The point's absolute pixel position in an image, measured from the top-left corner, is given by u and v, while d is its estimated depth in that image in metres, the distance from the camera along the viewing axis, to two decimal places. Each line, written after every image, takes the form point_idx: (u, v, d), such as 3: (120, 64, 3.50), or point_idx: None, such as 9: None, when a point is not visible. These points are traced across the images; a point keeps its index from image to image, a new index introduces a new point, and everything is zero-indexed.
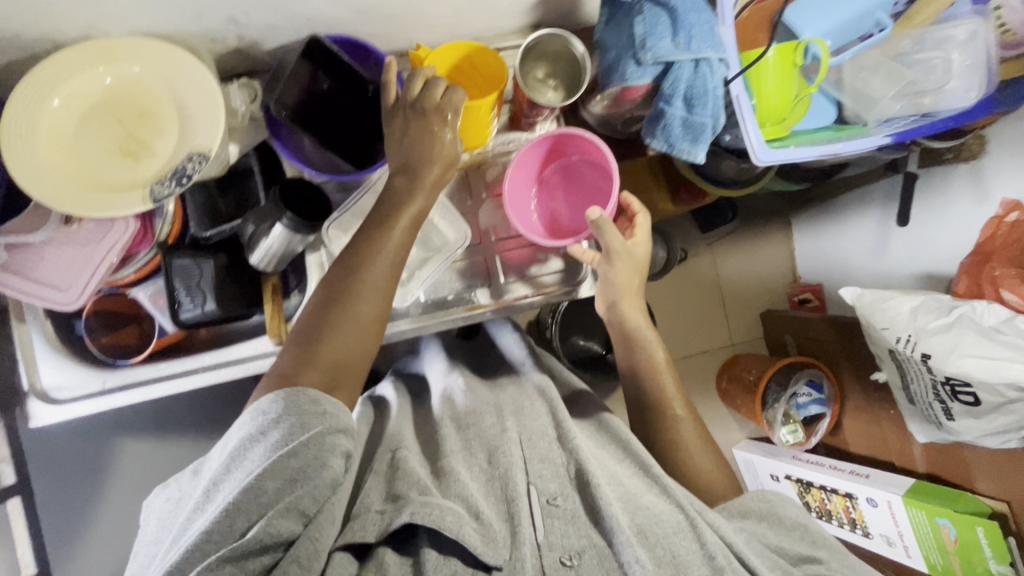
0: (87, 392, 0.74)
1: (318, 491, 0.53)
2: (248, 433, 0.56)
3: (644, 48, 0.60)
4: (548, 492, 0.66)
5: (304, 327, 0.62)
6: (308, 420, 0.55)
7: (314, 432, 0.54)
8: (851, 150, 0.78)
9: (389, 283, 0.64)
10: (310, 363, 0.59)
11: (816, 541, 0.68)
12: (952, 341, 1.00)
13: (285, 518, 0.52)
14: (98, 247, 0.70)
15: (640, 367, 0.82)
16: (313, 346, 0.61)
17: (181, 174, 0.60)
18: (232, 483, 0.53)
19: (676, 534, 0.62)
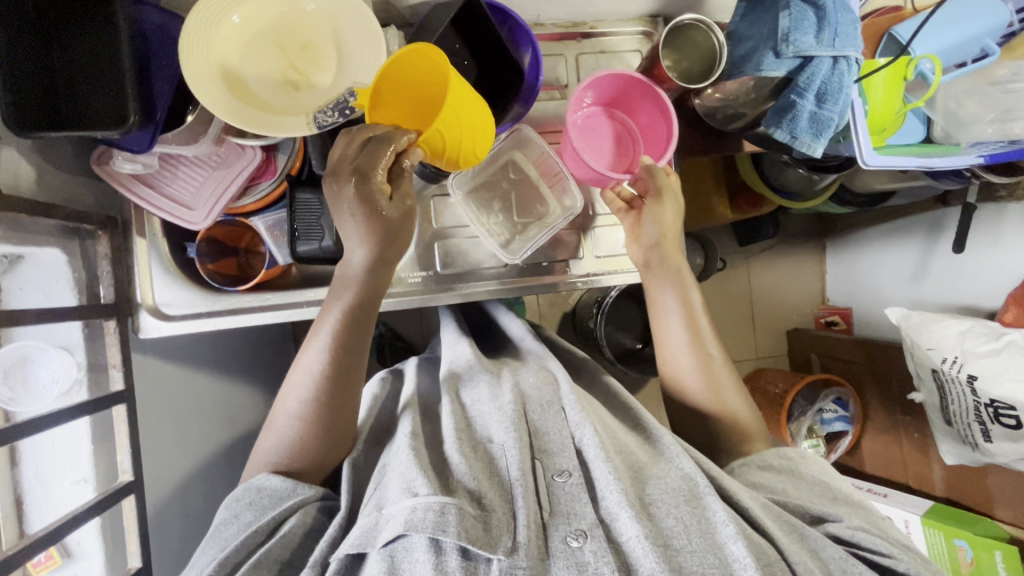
0: (196, 312, 0.77)
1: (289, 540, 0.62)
2: (226, 519, 0.65)
3: (787, 41, 0.64)
4: (557, 469, 0.67)
5: (286, 427, 0.69)
6: (277, 499, 0.65)
7: (284, 506, 0.65)
8: (947, 165, 0.83)
9: (336, 369, 0.69)
10: (296, 457, 0.69)
11: (830, 494, 0.70)
12: (1001, 365, 1.05)
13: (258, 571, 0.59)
14: (229, 171, 0.72)
15: (670, 300, 0.82)
16: (291, 441, 0.69)
17: (344, 106, 0.63)
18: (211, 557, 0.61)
19: (686, 503, 0.62)
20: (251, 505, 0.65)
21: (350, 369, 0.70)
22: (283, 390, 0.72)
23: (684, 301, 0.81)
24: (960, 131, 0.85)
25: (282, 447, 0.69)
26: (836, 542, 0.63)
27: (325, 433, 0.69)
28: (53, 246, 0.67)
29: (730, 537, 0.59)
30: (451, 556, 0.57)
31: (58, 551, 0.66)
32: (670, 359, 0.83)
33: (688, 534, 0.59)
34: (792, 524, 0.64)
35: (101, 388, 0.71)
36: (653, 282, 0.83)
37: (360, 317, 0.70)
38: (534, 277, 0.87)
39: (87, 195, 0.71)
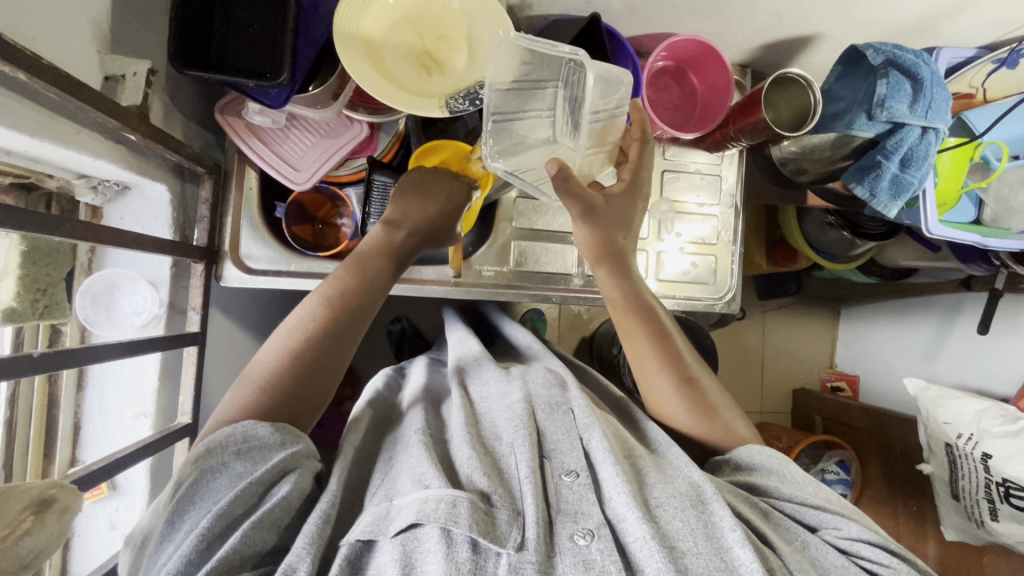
0: (275, 268, 0.78)
1: (290, 502, 0.52)
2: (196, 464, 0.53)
3: (881, 106, 0.70)
4: (567, 467, 0.65)
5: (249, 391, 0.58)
6: (268, 450, 0.54)
7: (276, 460, 0.54)
8: (1002, 247, 0.88)
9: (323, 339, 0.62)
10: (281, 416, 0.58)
11: (828, 497, 0.66)
12: (1015, 447, 1.08)
13: (262, 530, 0.50)
14: (334, 141, 0.75)
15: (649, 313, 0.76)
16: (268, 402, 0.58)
17: (475, 98, 0.67)
18: (197, 513, 0.50)
19: (692, 506, 0.60)
20: (239, 453, 0.53)
21: (332, 340, 0.63)
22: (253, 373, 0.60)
23: (652, 324, 0.75)
24: (1009, 218, 0.90)
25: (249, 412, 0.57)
26: (835, 552, 0.60)
27: (300, 387, 0.60)
28: (161, 183, 0.70)
29: (736, 541, 0.57)
30: (461, 548, 0.55)
31: (106, 483, 0.69)
32: (669, 415, 0.77)
33: (694, 538, 0.58)
34: (785, 527, 0.62)
35: (177, 327, 0.72)
36: (626, 318, 0.76)
37: (363, 298, 0.66)
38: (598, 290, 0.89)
39: (198, 140, 0.74)
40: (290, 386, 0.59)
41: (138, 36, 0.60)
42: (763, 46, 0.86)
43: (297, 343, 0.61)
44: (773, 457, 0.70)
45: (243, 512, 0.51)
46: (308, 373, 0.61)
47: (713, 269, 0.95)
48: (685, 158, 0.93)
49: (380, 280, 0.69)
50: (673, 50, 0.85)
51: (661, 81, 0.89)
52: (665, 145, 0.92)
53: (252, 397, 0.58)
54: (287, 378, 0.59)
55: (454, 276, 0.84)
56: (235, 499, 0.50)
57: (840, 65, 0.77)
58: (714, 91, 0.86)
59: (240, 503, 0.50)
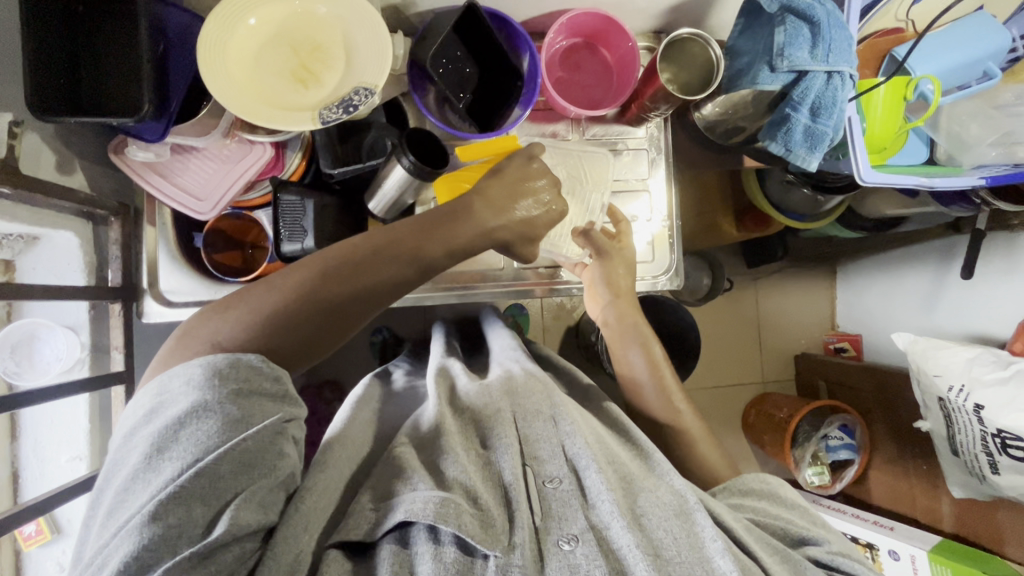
0: (197, 299, 0.78)
1: (278, 486, 0.53)
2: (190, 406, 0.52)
3: (781, 56, 0.66)
4: (545, 475, 0.64)
5: (280, 300, 0.60)
6: (261, 411, 0.54)
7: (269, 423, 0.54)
8: (947, 186, 0.82)
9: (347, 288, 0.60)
10: (298, 334, 0.60)
11: (805, 517, 0.69)
12: (1009, 394, 1.01)
13: (250, 507, 0.49)
14: (235, 166, 0.76)
15: (641, 366, 0.87)
16: (291, 318, 0.60)
17: (348, 105, 0.65)
18: (177, 459, 0.50)
19: (676, 516, 0.61)
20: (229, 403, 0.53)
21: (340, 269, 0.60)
22: (288, 285, 0.60)
23: (648, 357, 0.87)
24: (961, 154, 0.85)
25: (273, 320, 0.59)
26: (817, 566, 0.62)
27: (319, 320, 0.60)
28: (68, 230, 0.73)
29: (718, 551, 0.57)
30: (449, 548, 0.55)
31: (47, 527, 0.77)
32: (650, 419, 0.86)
33: (677, 547, 0.57)
34: (771, 543, 0.63)
35: (102, 368, 0.74)
36: (618, 342, 0.88)
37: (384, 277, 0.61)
38: (533, 280, 0.91)
39: (103, 183, 0.75)
40: (291, 302, 0.59)
41: (4, 89, 0.61)
42: (670, 8, 0.81)
43: (314, 269, 0.60)
44: (761, 482, 0.73)
45: (232, 468, 0.50)
46: (330, 308, 0.60)
47: (650, 246, 0.92)
48: (610, 134, 0.90)
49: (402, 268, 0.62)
50: (577, 26, 0.82)
51: (574, 58, 0.86)
52: (584, 125, 0.89)
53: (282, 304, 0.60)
54: (297, 299, 0.59)
55: None
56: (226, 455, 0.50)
57: (744, 18, 0.72)
58: (624, 62, 0.84)
59: (228, 461, 0.50)
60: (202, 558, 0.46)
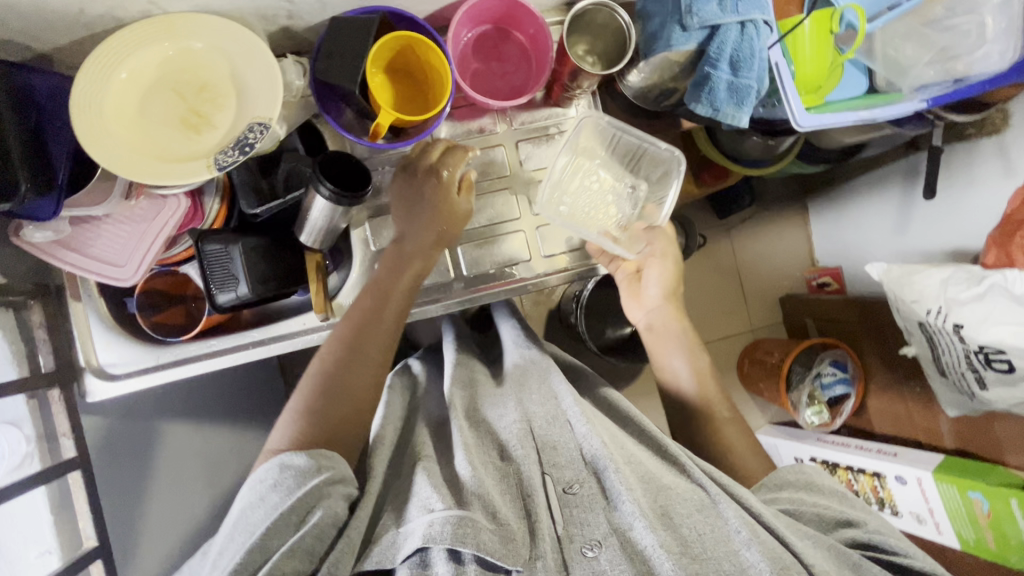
0: (140, 367, 0.76)
1: (323, 529, 0.57)
2: (251, 500, 0.60)
3: (690, 13, 0.63)
4: (563, 481, 0.64)
5: (310, 395, 0.68)
6: (304, 477, 0.60)
7: (310, 486, 0.59)
8: (888, 114, 0.80)
9: (374, 355, 0.71)
10: (322, 424, 0.66)
11: (835, 497, 0.71)
12: (985, 311, 0.98)
13: (292, 558, 0.54)
14: (151, 224, 0.72)
15: (681, 372, 0.86)
16: (321, 411, 0.66)
17: (244, 144, 0.62)
18: (240, 544, 0.57)
19: (698, 512, 0.60)
20: (277, 486, 0.60)
21: (347, 347, 0.70)
22: (309, 380, 0.69)
23: (694, 366, 0.86)
24: (902, 77, 0.82)
25: (300, 420, 0.66)
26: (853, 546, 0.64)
27: (341, 398, 0.68)
28: None
29: (744, 543, 0.57)
30: (470, 566, 0.55)
31: None
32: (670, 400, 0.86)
33: (704, 543, 0.58)
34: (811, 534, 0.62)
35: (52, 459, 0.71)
36: (658, 345, 0.88)
37: (374, 325, 0.72)
38: (488, 283, 0.85)
39: (17, 267, 0.72)
40: (321, 405, 0.67)
41: None
42: None
43: (326, 364, 0.69)
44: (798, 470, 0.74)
45: (281, 535, 0.56)
46: (346, 385, 0.68)
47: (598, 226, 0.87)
48: (539, 119, 0.86)
49: (391, 307, 0.73)
50: (483, 12, 0.77)
51: (487, 49, 0.81)
52: (511, 114, 0.85)
53: (306, 401, 0.67)
54: (321, 403, 0.67)
55: (322, 319, 0.79)
56: (273, 526, 0.56)
57: None
58: (539, 43, 0.79)
59: (274, 534, 0.56)
60: None
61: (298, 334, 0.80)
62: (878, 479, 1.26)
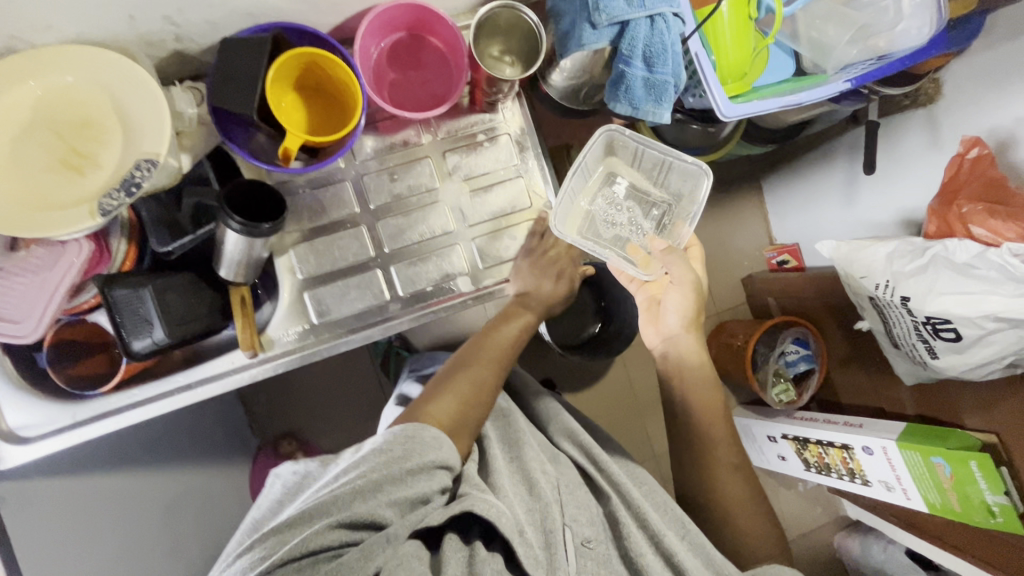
0: (57, 427, 0.72)
1: (411, 501, 0.58)
2: (374, 445, 0.62)
3: (598, 10, 0.60)
4: (582, 535, 0.67)
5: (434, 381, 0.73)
6: (426, 450, 0.62)
7: (425, 463, 0.61)
8: (813, 99, 0.78)
9: (497, 362, 0.77)
10: (443, 402, 0.70)
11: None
12: (930, 281, 0.93)
13: (391, 506, 0.56)
14: (51, 273, 0.66)
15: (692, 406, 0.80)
16: (441, 390, 0.71)
17: (130, 184, 0.57)
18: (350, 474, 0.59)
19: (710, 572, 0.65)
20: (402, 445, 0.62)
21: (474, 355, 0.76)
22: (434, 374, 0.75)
23: (704, 399, 0.80)
24: (825, 58, 0.81)
25: (427, 396, 0.71)
26: None
27: (466, 389, 0.72)
28: None
29: None
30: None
31: None
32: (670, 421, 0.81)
33: None
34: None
35: None
36: (671, 373, 0.82)
37: (497, 340, 0.78)
38: (426, 301, 0.81)
39: None
40: (443, 388, 0.71)
41: None
42: None
43: (450, 367, 0.75)
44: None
45: (392, 483, 0.58)
46: (474, 383, 0.73)
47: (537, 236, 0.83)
48: (465, 127, 0.83)
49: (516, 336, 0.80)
50: (393, 21, 0.73)
51: (405, 59, 0.78)
52: (436, 124, 0.82)
53: (435, 385, 0.73)
54: (445, 379, 0.73)
55: (250, 356, 0.75)
56: (392, 473, 0.58)
57: None
58: (455, 48, 0.75)
59: (389, 477, 0.58)
60: (343, 527, 0.53)
61: (228, 374, 0.77)
62: (846, 451, 1.26)
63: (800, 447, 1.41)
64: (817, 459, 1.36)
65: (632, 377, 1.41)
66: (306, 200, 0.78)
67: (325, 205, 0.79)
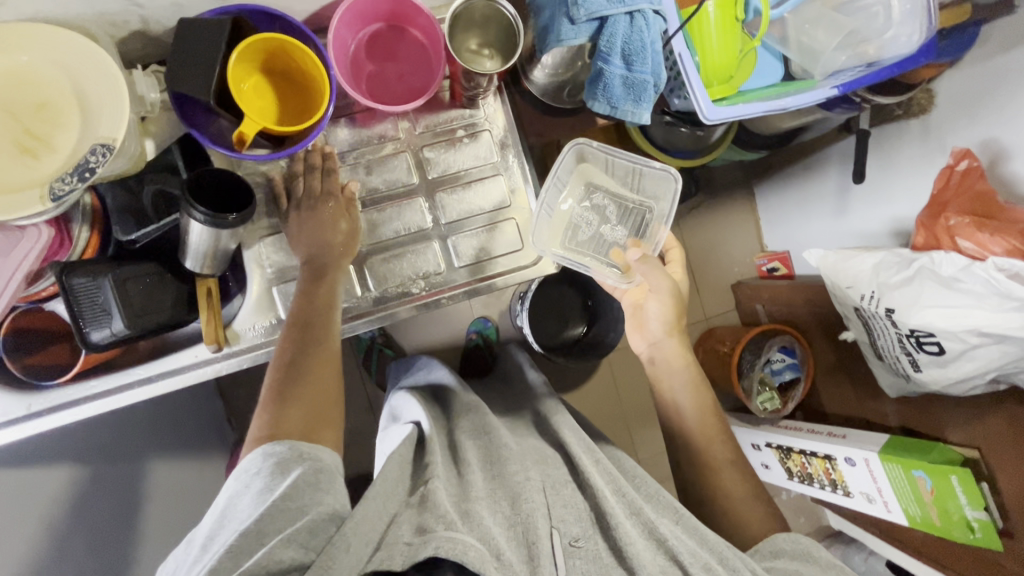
0: (11, 418, 0.70)
1: (319, 524, 0.51)
2: (234, 489, 0.55)
3: (576, 4, 0.58)
4: (570, 534, 0.60)
5: (271, 387, 0.63)
6: (286, 462, 0.56)
7: (294, 476, 0.54)
8: (799, 103, 0.76)
9: (325, 332, 0.67)
10: (287, 406, 0.60)
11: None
12: (914, 293, 0.92)
13: (289, 546, 0.48)
14: (7, 260, 0.62)
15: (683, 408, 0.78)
16: (287, 396, 0.62)
17: (84, 169, 0.55)
18: (225, 532, 0.51)
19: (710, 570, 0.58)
20: (260, 473, 0.55)
21: (302, 341, 0.66)
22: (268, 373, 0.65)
23: (695, 398, 0.78)
24: (813, 63, 0.80)
25: (269, 409, 0.61)
26: None
27: (303, 380, 0.63)
28: None
29: None
30: None
31: None
32: None
33: None
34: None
35: None
36: (660, 378, 0.80)
37: (313, 314, 0.68)
38: (398, 301, 0.79)
39: None
40: (282, 391, 0.62)
41: None
42: None
43: (283, 357, 0.65)
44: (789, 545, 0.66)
45: (275, 521, 0.50)
46: (307, 369, 0.64)
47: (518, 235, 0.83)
48: (442, 121, 0.81)
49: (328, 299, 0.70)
50: (370, 10, 0.72)
51: (382, 50, 0.76)
52: (414, 117, 0.80)
53: (275, 382, 0.63)
54: (287, 383, 0.62)
55: (215, 350, 0.73)
56: (266, 511, 0.51)
57: None
58: (433, 40, 0.73)
59: (267, 516, 0.50)
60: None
61: (191, 368, 0.75)
62: (829, 462, 1.24)
63: (783, 457, 1.40)
64: (799, 468, 1.35)
65: (614, 381, 1.40)
66: (276, 192, 0.76)
67: (296, 197, 0.77)
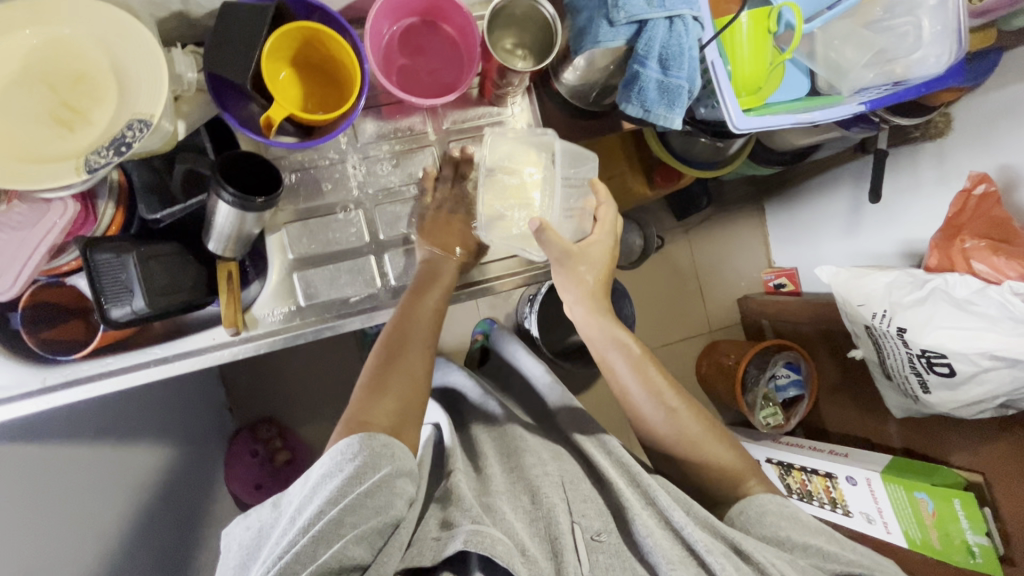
0: (25, 391, 0.69)
1: (383, 528, 0.54)
2: (325, 471, 0.56)
3: (617, 6, 0.59)
4: (591, 529, 0.61)
5: (370, 379, 0.69)
6: (377, 460, 0.57)
7: (384, 474, 0.56)
8: (827, 118, 0.77)
9: (428, 338, 0.73)
10: (385, 396, 0.67)
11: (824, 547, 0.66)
12: (928, 314, 0.92)
13: (360, 544, 0.51)
14: (34, 231, 0.62)
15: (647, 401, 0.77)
16: (381, 389, 0.67)
17: (120, 142, 0.55)
18: (309, 506, 0.53)
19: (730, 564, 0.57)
20: (353, 459, 0.56)
21: (401, 343, 0.71)
22: (365, 368, 0.71)
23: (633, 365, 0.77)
24: (842, 79, 0.80)
25: (366, 398, 0.66)
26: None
27: (401, 379, 0.69)
28: None
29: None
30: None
31: None
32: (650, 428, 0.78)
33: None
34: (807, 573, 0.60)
35: None
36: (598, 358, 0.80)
37: (410, 321, 0.72)
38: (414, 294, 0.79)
39: None
40: (379, 385, 0.68)
41: None
42: None
43: (377, 359, 0.71)
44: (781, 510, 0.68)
45: (356, 514, 0.52)
46: (407, 370, 0.70)
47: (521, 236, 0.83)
48: (470, 118, 0.81)
49: (434, 306, 0.74)
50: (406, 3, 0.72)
51: (415, 44, 0.76)
52: (442, 112, 0.80)
53: (371, 378, 0.69)
54: (381, 375, 0.69)
55: (232, 333, 0.73)
56: (352, 502, 0.53)
57: None
58: (467, 36, 0.74)
59: (348, 509, 0.52)
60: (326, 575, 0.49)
61: (207, 350, 0.74)
62: (829, 479, 1.23)
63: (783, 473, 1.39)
64: (799, 486, 1.33)
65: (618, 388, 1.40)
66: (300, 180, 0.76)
67: (320, 186, 0.77)
